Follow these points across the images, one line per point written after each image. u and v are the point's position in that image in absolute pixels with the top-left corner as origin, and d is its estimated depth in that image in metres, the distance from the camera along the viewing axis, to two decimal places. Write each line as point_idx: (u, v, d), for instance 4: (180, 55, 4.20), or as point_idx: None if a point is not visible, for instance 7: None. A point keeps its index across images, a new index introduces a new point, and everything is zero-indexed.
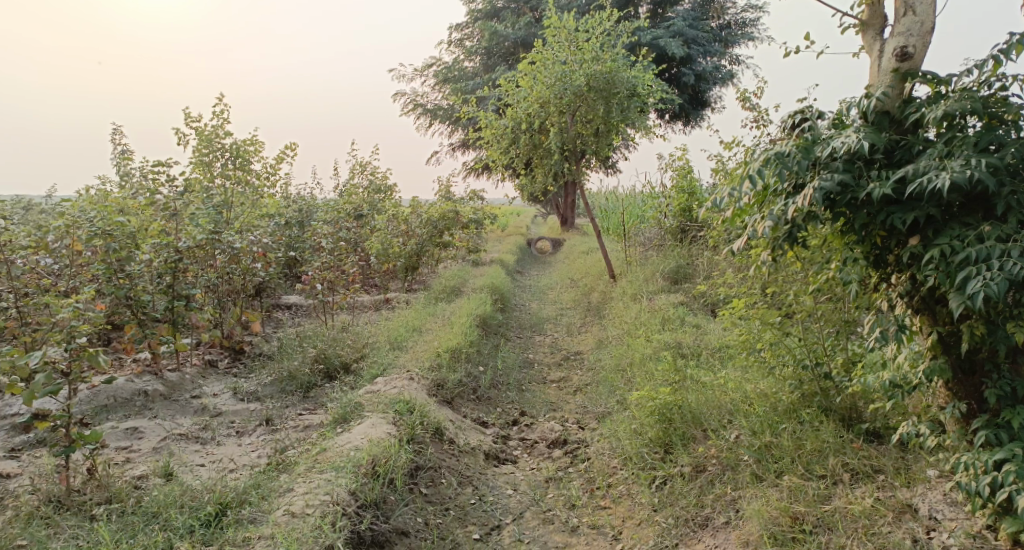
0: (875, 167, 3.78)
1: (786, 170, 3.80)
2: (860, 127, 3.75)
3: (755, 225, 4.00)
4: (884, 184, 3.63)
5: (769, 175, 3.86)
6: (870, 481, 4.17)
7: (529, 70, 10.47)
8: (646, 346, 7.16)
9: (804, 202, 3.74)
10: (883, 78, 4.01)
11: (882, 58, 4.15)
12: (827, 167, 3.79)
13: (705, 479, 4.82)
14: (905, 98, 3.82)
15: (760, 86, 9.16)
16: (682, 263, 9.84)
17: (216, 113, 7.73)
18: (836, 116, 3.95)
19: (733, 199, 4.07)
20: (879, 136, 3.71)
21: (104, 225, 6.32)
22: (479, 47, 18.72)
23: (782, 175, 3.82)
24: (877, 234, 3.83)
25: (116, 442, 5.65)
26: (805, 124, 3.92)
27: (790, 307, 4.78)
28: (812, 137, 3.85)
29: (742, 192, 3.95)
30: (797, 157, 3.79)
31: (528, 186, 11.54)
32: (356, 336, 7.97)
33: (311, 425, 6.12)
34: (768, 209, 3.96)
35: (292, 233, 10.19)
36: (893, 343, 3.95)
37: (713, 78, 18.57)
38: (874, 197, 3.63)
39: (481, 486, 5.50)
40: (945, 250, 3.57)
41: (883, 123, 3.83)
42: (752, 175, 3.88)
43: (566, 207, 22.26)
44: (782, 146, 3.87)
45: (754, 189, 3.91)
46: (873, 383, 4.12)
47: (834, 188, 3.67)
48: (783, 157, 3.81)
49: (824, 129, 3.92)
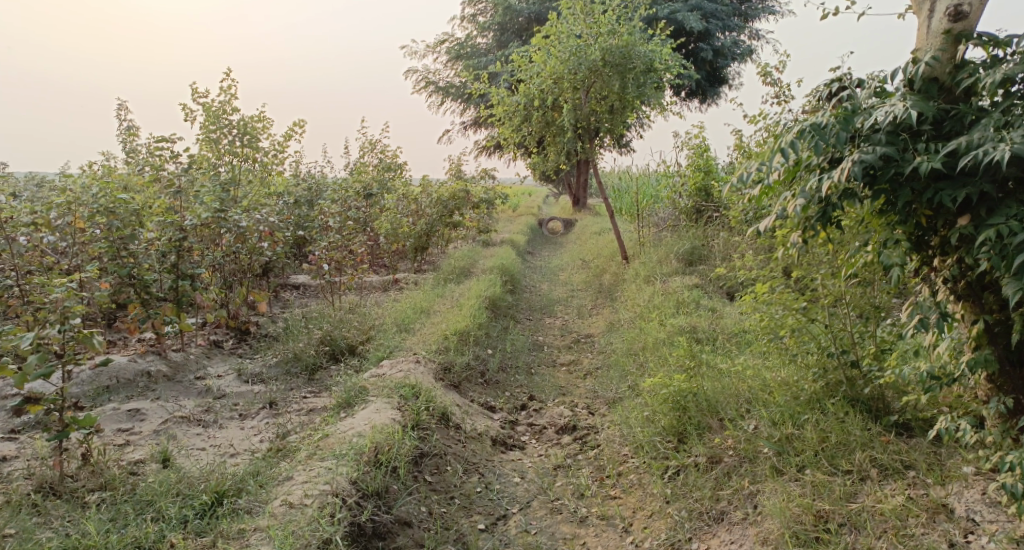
0: (921, 140, 3.52)
1: (823, 143, 3.55)
2: (907, 96, 3.49)
3: (785, 203, 3.75)
4: (933, 157, 3.38)
5: (804, 148, 3.60)
6: (900, 478, 3.94)
7: (543, 45, 10.18)
8: (660, 330, 6.94)
9: (842, 177, 3.49)
10: (929, 41, 3.73)
11: (931, 18, 3.75)
12: (867, 140, 3.54)
13: (721, 471, 4.60)
14: (956, 64, 3.55)
15: (781, 62, 8.87)
16: (696, 244, 9.59)
17: (222, 87, 7.51)
18: (878, 84, 3.69)
19: (763, 174, 3.81)
20: (928, 105, 3.45)
21: (107, 202, 6.15)
22: (493, 23, 18.41)
23: (818, 147, 3.57)
24: (921, 214, 3.58)
25: (116, 424, 5.47)
26: (844, 93, 3.66)
27: (815, 293, 4.56)
28: (851, 107, 3.60)
29: (773, 165, 3.69)
30: (836, 128, 3.53)
31: (540, 164, 11.29)
32: (362, 317, 7.78)
33: (314, 410, 5.94)
34: (800, 186, 3.70)
35: (300, 211, 10.00)
36: (933, 333, 3.69)
37: (731, 54, 18.21)
38: (920, 171, 3.38)
39: (488, 474, 5.31)
40: (1002, 231, 3.30)
41: (931, 91, 3.57)
42: (785, 148, 3.62)
43: (578, 187, 21.99)
44: (818, 117, 3.62)
45: (786, 162, 3.64)
46: (908, 374, 3.87)
47: (876, 161, 3.42)
48: (820, 129, 3.56)
49: (864, 99, 3.66)
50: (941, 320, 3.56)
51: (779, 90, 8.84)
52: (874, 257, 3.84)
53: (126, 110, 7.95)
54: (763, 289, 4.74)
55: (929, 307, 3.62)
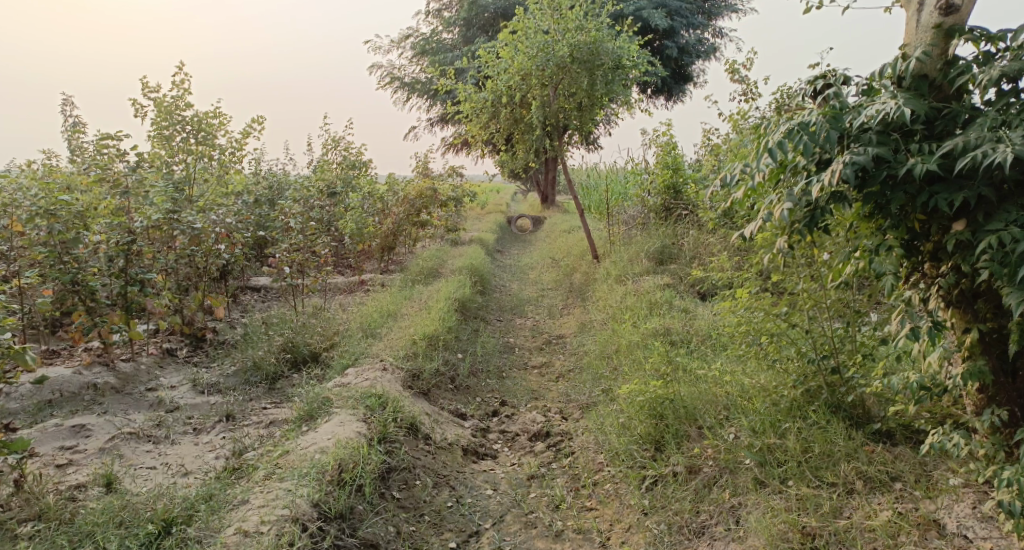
0: (914, 139, 3.39)
1: (812, 143, 3.41)
2: (898, 94, 3.36)
3: (770, 207, 3.59)
4: (928, 158, 3.24)
5: (790, 148, 3.45)
6: (886, 491, 3.82)
7: (510, 40, 9.95)
8: (632, 332, 6.76)
9: (832, 179, 3.34)
10: (919, 37, 3.59)
11: (921, 12, 3.60)
12: (857, 140, 3.41)
13: (701, 482, 4.43)
14: (948, 61, 3.43)
15: (749, 58, 8.76)
16: (667, 243, 9.42)
17: (176, 83, 7.19)
18: (865, 82, 3.55)
19: (745, 177, 3.66)
20: (921, 103, 3.31)
21: (48, 204, 5.83)
22: (459, 18, 18.18)
23: (807, 148, 3.42)
24: (915, 218, 3.46)
25: (58, 442, 5.23)
26: (830, 90, 3.53)
27: (794, 296, 4.40)
28: (839, 105, 3.46)
29: (759, 166, 3.53)
30: (825, 127, 3.38)
31: (509, 161, 11.09)
32: (326, 322, 7.51)
33: (274, 422, 5.69)
34: (786, 189, 3.55)
35: (261, 212, 9.70)
36: (923, 342, 3.55)
37: (696, 51, 18.15)
38: (914, 173, 3.24)
39: (459, 487, 5.09)
40: (1003, 239, 3.16)
41: (922, 89, 3.44)
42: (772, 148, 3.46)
43: (546, 184, 21.82)
44: (806, 116, 3.47)
45: (772, 163, 3.49)
46: (897, 384, 3.74)
47: (869, 163, 3.28)
48: (809, 128, 3.42)
49: (852, 96, 3.53)
50: (934, 329, 3.43)
51: (747, 87, 8.72)
52: (863, 262, 3.69)
53: (72, 107, 7.60)
54: (740, 291, 4.58)
55: (921, 315, 3.49)
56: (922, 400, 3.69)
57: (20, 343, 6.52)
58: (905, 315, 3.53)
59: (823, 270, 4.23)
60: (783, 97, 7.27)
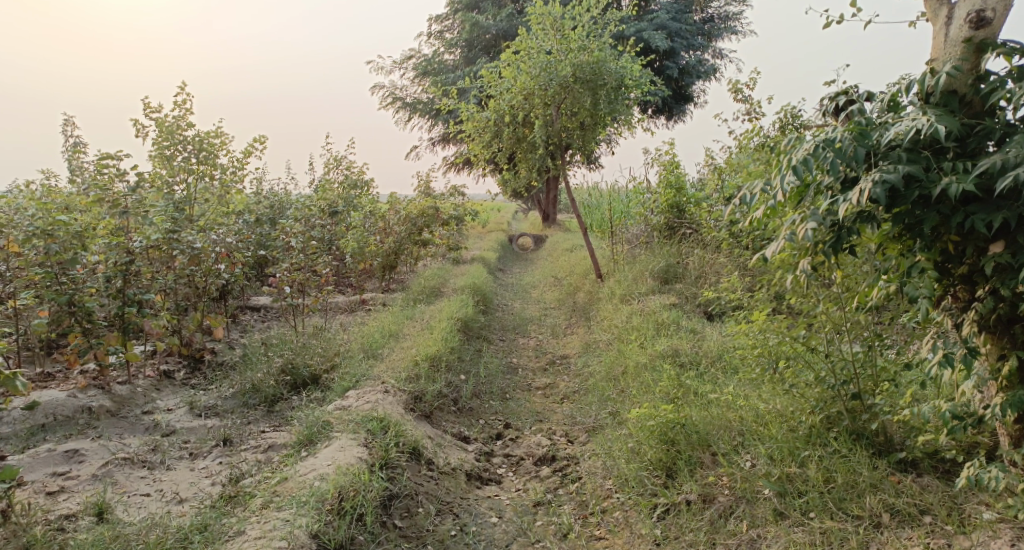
0: (946, 157, 3.35)
1: (839, 161, 3.35)
2: (928, 111, 3.32)
3: (793, 227, 3.52)
4: (963, 178, 3.20)
5: (817, 166, 3.39)
6: (916, 525, 3.72)
7: (512, 60, 9.85)
8: (640, 353, 6.59)
9: (861, 198, 3.29)
10: (947, 51, 3.54)
11: (949, 25, 3.55)
12: (885, 158, 3.36)
13: (716, 512, 4.27)
14: (978, 75, 3.38)
15: (752, 78, 8.66)
16: (672, 262, 9.29)
17: (177, 102, 7.08)
18: (891, 97, 3.51)
19: (766, 196, 3.60)
20: (954, 120, 3.27)
21: (45, 224, 5.79)
22: (460, 39, 18.16)
23: (832, 166, 3.37)
24: (949, 239, 3.42)
25: (50, 468, 5.09)
26: (854, 107, 3.49)
27: (811, 318, 4.25)
28: (865, 122, 3.42)
29: (783, 185, 3.46)
30: (853, 145, 3.34)
31: (511, 180, 10.99)
32: (327, 343, 7.36)
33: (273, 447, 5.53)
34: (811, 208, 3.49)
35: (262, 230, 9.57)
36: (956, 370, 3.48)
37: (697, 72, 18.11)
38: (949, 192, 3.20)
39: (463, 514, 4.92)
40: None
41: (952, 105, 3.39)
42: (797, 166, 3.40)
43: (547, 203, 21.71)
44: (831, 133, 3.43)
45: (797, 181, 3.42)
46: (928, 414, 3.65)
47: (900, 181, 3.23)
48: (835, 144, 3.37)
49: (878, 113, 3.48)
50: (969, 355, 3.37)
51: (750, 107, 8.62)
52: (892, 286, 3.62)
53: (72, 126, 7.49)
54: (757, 313, 4.45)
55: (956, 342, 3.43)
56: (954, 431, 3.58)
57: (13, 366, 6.37)
58: (937, 340, 3.46)
59: (844, 291, 4.11)
60: (789, 116, 7.16)
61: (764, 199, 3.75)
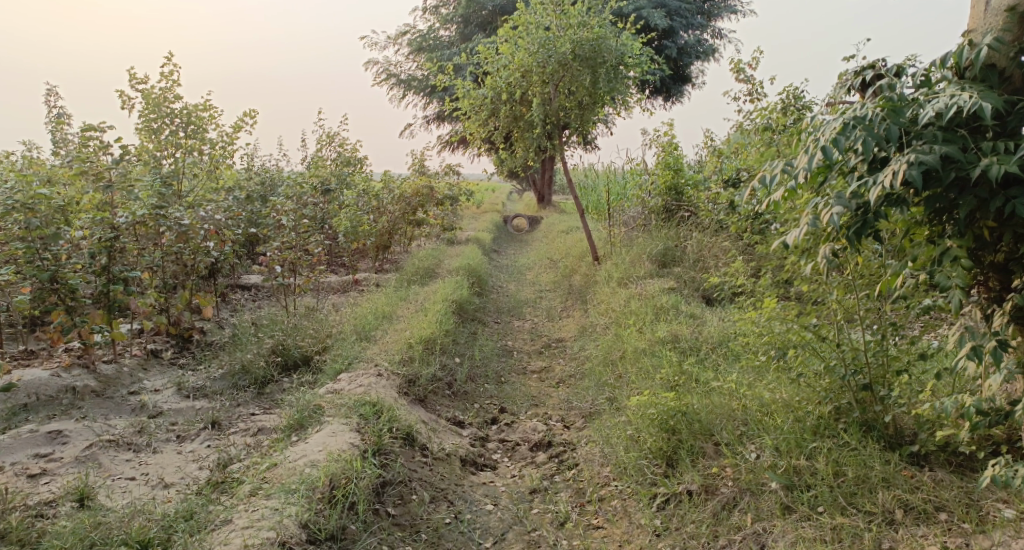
0: (985, 137, 3.23)
1: (870, 141, 3.23)
2: (967, 87, 3.20)
3: (816, 211, 3.40)
4: (1005, 160, 3.07)
5: (846, 145, 3.27)
6: (932, 522, 3.62)
7: (509, 35, 9.64)
8: (639, 338, 6.44)
9: (894, 179, 3.17)
10: (989, 20, 3.52)
11: None
12: (919, 137, 3.24)
13: (718, 504, 4.15)
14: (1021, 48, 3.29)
15: (754, 58, 8.48)
16: (670, 244, 9.11)
17: (164, 73, 6.88)
18: (925, 73, 3.39)
19: (786, 177, 3.47)
20: (996, 96, 3.14)
21: (24, 199, 5.62)
22: (455, 15, 17.87)
23: (864, 146, 3.24)
24: (985, 225, 3.32)
25: (32, 449, 4.96)
26: (884, 82, 3.37)
27: (821, 308, 4.13)
28: (896, 99, 3.31)
29: (808, 166, 3.34)
30: (887, 122, 3.22)
31: (507, 160, 10.79)
32: (319, 324, 7.20)
33: (262, 431, 5.40)
34: (837, 191, 3.37)
35: (253, 208, 9.39)
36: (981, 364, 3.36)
37: (695, 52, 17.84)
38: (989, 174, 3.08)
39: (458, 501, 4.80)
40: None
41: (991, 81, 3.28)
42: (826, 146, 3.28)
43: (543, 184, 21.53)
44: (861, 110, 3.31)
45: (824, 162, 3.30)
46: (948, 407, 3.54)
47: (937, 163, 3.11)
48: (866, 122, 3.25)
49: (911, 90, 3.37)
50: (1002, 348, 3.26)
51: (752, 87, 8.44)
52: (919, 275, 3.51)
53: (57, 98, 7.29)
54: (766, 301, 4.33)
55: (985, 334, 3.32)
56: (979, 427, 3.49)
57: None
58: (966, 333, 3.36)
59: (858, 278, 4.00)
60: (792, 97, 7.02)
61: (784, 181, 3.63)
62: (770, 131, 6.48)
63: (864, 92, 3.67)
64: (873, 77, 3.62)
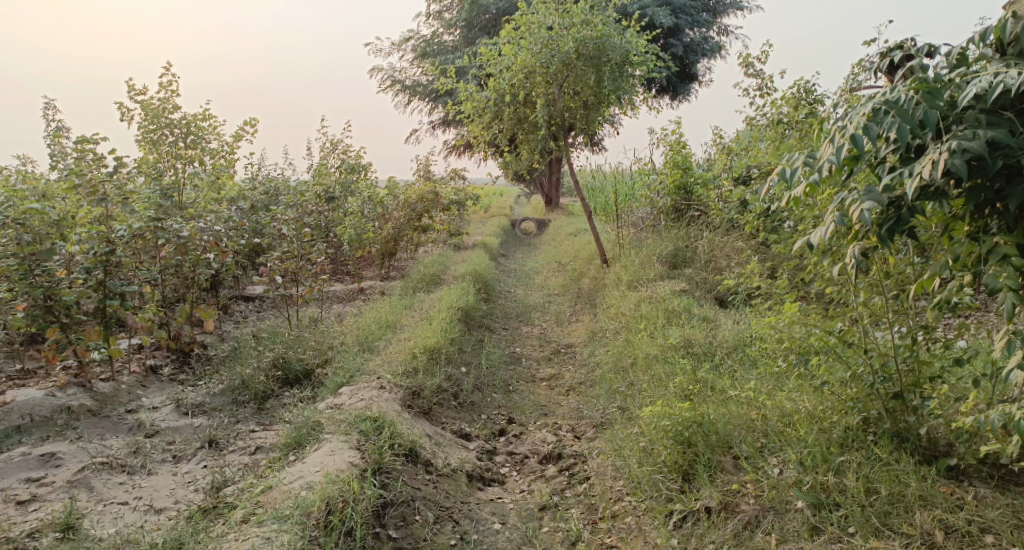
0: None
1: (905, 127, 3.00)
2: (1011, 64, 2.97)
3: (845, 207, 3.17)
4: None
5: (878, 133, 3.04)
6: (976, 545, 3.38)
7: (513, 36, 9.40)
8: (650, 344, 6.18)
9: (935, 169, 2.94)
10: None
11: None
12: (959, 122, 3.01)
13: (739, 523, 3.89)
14: None
15: (764, 52, 8.21)
16: (681, 245, 8.84)
17: (162, 83, 6.67)
18: (961, 51, 3.17)
19: (811, 171, 3.24)
20: None
21: (15, 214, 5.48)
22: (459, 19, 17.66)
23: (899, 133, 3.01)
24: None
25: (24, 473, 4.76)
26: (917, 63, 3.15)
27: (848, 312, 3.90)
28: (931, 80, 3.09)
29: (836, 157, 3.10)
30: (923, 106, 2.99)
31: (512, 163, 10.55)
32: (321, 335, 6.97)
33: (261, 449, 5.18)
34: (868, 184, 3.14)
35: (257, 218, 9.18)
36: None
37: (702, 50, 17.57)
38: None
39: (463, 521, 4.55)
40: None
41: None
42: (858, 133, 3.04)
43: (551, 186, 21.27)
44: (893, 93, 3.09)
45: (855, 151, 3.07)
46: (989, 421, 3.30)
47: (981, 149, 2.88)
48: (899, 107, 3.03)
49: (947, 71, 3.14)
50: None
51: (762, 82, 8.18)
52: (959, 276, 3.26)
53: (53, 110, 7.11)
54: (786, 305, 4.08)
55: None
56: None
57: None
58: (1015, 339, 3.11)
59: (886, 280, 3.76)
60: (803, 91, 6.81)
61: (807, 174, 3.38)
62: (784, 127, 6.22)
63: (893, 74, 3.45)
64: (903, 57, 3.40)
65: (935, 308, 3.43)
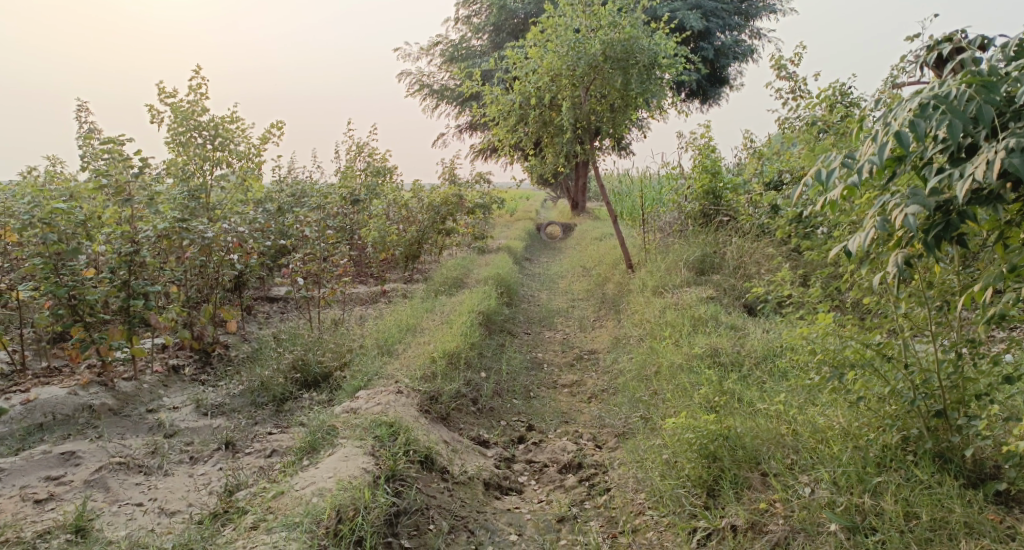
0: None
1: (957, 123, 2.82)
2: None
3: (887, 210, 2.98)
4: None
5: (927, 130, 2.85)
6: None
7: (540, 39, 9.25)
8: (675, 352, 5.98)
9: (990, 168, 2.76)
10: None
11: None
12: (1015, 119, 2.83)
13: (767, 544, 3.70)
14: None
15: (796, 54, 7.99)
16: (708, 251, 8.61)
17: (192, 86, 6.54)
18: (1017, 44, 2.97)
19: (851, 173, 3.04)
20: None
21: (41, 213, 5.37)
22: (488, 23, 17.54)
23: (949, 130, 2.83)
24: None
25: (43, 472, 4.66)
26: (968, 56, 2.96)
27: (888, 324, 3.70)
28: (985, 73, 2.90)
29: (880, 157, 2.91)
30: (976, 101, 2.80)
31: (538, 166, 10.39)
32: (341, 337, 6.84)
33: (276, 453, 5.06)
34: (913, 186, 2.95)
35: (281, 219, 9.10)
36: None
37: (732, 53, 17.28)
38: None
39: (479, 531, 4.39)
40: None
41: None
42: (905, 129, 2.86)
43: (577, 190, 21.07)
44: (942, 88, 2.90)
45: (901, 149, 2.88)
46: None
47: None
48: (949, 102, 2.84)
49: (1001, 64, 2.95)
50: None
51: (794, 84, 7.95)
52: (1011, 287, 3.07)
53: None
54: (820, 315, 3.89)
55: None
56: None
57: (19, 360, 5.98)
58: None
59: (929, 290, 3.56)
60: (837, 94, 6.59)
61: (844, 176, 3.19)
62: (816, 131, 5.99)
63: (939, 69, 3.26)
64: (951, 51, 3.21)
65: (984, 322, 3.23)
